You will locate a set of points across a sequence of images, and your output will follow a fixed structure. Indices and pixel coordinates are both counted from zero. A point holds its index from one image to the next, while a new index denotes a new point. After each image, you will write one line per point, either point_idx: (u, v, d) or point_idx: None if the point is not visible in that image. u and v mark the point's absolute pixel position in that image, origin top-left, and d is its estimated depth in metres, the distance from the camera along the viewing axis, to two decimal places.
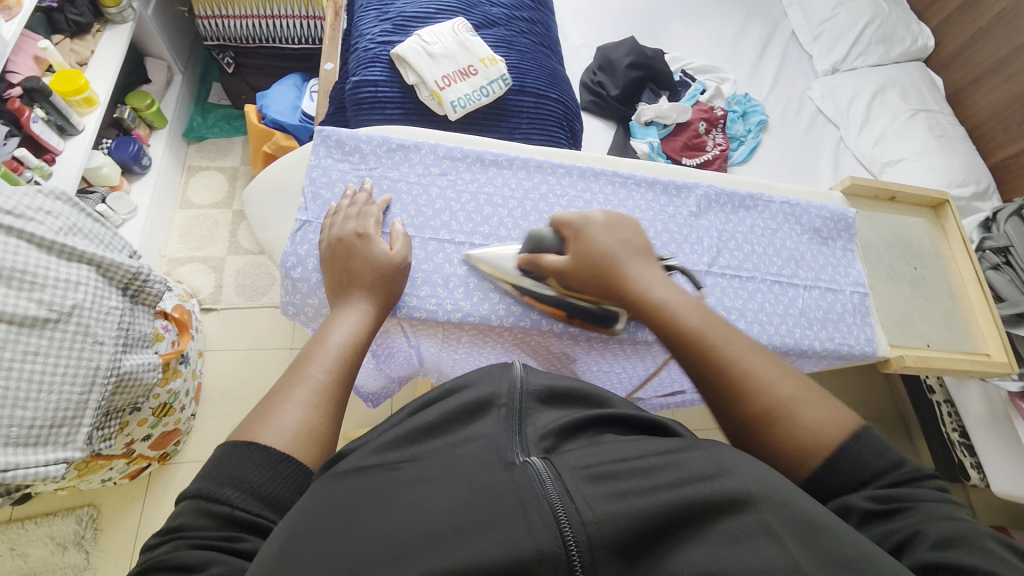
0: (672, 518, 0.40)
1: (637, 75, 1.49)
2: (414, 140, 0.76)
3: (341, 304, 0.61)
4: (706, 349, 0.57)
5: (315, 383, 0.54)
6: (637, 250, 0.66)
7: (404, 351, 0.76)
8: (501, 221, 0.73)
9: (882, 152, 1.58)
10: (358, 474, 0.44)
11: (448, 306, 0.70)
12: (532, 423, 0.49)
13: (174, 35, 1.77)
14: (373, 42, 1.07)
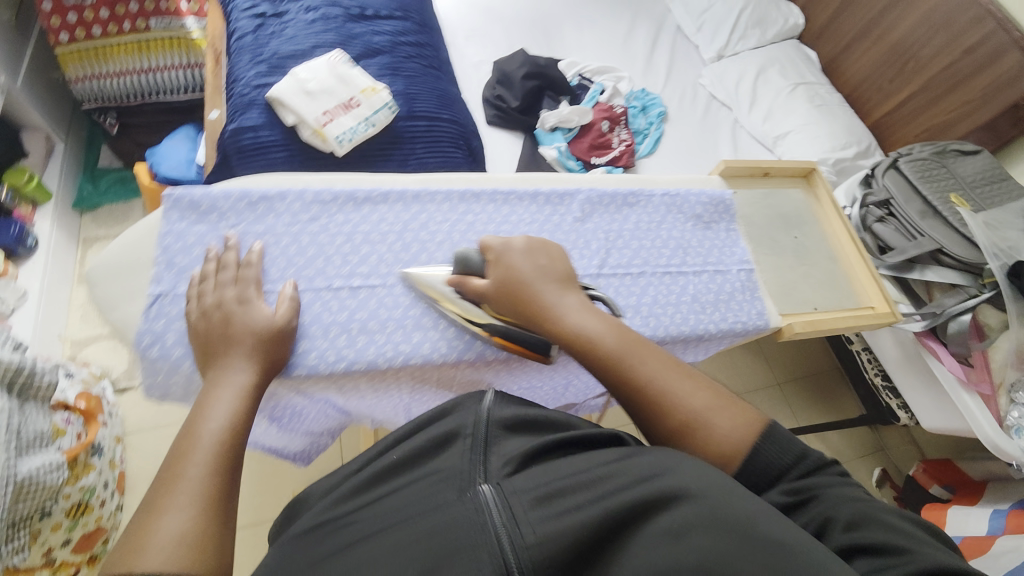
0: (611, 524, 0.42)
1: (534, 85, 1.53)
2: (276, 187, 0.72)
3: (213, 381, 0.58)
4: (627, 369, 0.57)
5: (194, 482, 0.50)
6: (551, 277, 0.63)
7: (311, 408, 0.74)
8: (380, 258, 0.71)
9: (773, 127, 1.69)
10: (328, 529, 0.48)
11: (330, 358, 0.66)
12: (494, 448, 0.53)
13: (50, 102, 1.60)
14: (249, 86, 1.03)
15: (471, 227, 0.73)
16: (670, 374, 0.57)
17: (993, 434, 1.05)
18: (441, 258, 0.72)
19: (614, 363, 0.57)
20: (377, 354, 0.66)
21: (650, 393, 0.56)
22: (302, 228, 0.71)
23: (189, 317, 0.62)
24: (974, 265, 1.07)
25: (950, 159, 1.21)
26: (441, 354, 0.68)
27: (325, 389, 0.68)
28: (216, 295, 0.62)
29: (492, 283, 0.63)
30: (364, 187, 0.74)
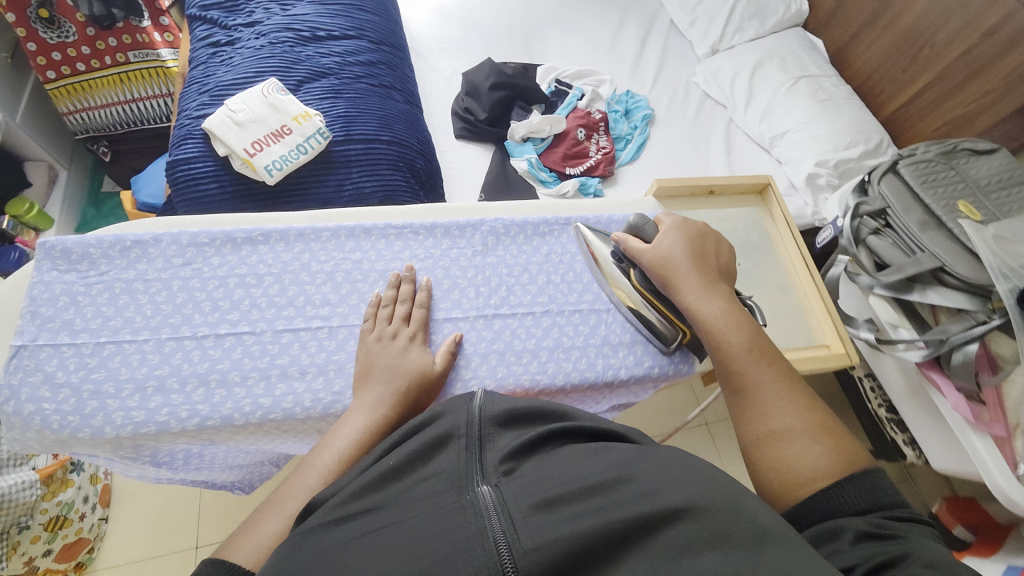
0: (614, 536, 0.40)
1: (501, 95, 1.46)
2: (151, 232, 0.72)
3: (360, 395, 0.63)
4: (750, 373, 0.63)
5: (307, 492, 0.54)
6: (705, 270, 0.72)
7: (219, 451, 0.73)
8: (254, 303, 0.71)
9: (770, 126, 1.54)
10: (318, 532, 0.44)
11: (183, 414, 0.63)
12: (492, 449, 0.50)
13: (52, 133, 1.68)
14: (190, 117, 1.04)
15: (358, 265, 0.75)
16: (780, 383, 0.62)
17: (1003, 483, 0.89)
18: (321, 299, 0.72)
19: (757, 358, 0.64)
20: (231, 410, 0.63)
21: (750, 388, 0.63)
22: (174, 274, 0.71)
23: (362, 335, 0.70)
24: (981, 286, 0.91)
25: (961, 160, 1.06)
26: (302, 409, 0.64)
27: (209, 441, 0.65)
28: (387, 322, 0.70)
29: (649, 252, 0.73)
30: (244, 228, 0.74)
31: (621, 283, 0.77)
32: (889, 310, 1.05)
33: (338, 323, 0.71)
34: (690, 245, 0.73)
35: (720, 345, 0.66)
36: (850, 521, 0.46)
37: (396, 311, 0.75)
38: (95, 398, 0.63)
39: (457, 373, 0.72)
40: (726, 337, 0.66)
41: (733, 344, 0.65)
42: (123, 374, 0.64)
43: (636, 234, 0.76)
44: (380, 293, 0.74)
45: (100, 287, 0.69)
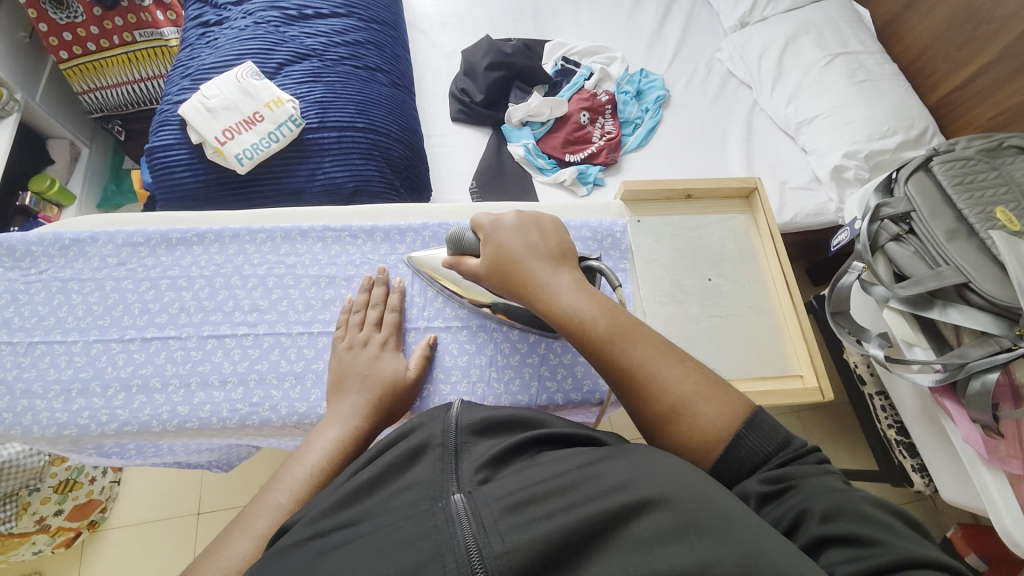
0: (589, 536, 0.38)
1: (499, 76, 1.39)
2: (90, 230, 0.71)
3: (335, 405, 0.61)
4: (618, 355, 0.53)
5: (281, 511, 0.50)
6: (547, 256, 0.61)
7: (175, 444, 0.74)
8: (183, 306, 0.68)
9: (797, 110, 1.38)
10: (287, 550, 0.39)
11: (104, 418, 0.62)
12: (464, 455, 0.47)
13: (72, 111, 1.74)
14: (169, 102, 1.03)
15: (290, 270, 0.71)
16: (653, 358, 0.53)
17: (1007, 521, 0.80)
18: (249, 304, 0.69)
19: (622, 344, 0.54)
20: (149, 416, 0.62)
21: (630, 381, 0.53)
22: (108, 274, 0.69)
23: (335, 345, 0.66)
24: (1008, 308, 0.80)
25: (1006, 158, 0.92)
26: (218, 419, 0.62)
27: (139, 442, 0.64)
28: (365, 335, 0.66)
29: (486, 262, 0.63)
30: (181, 227, 0.72)
31: (465, 284, 0.69)
32: (903, 327, 0.93)
33: (262, 331, 0.67)
34: (525, 234, 0.62)
35: (585, 341, 0.55)
36: (749, 485, 0.46)
37: (318, 320, 0.69)
38: (24, 398, 0.62)
39: None
40: (586, 331, 0.55)
41: (596, 337, 0.54)
42: (51, 375, 0.64)
43: (464, 250, 0.67)
44: (307, 301, 0.70)
45: (37, 285, 0.68)
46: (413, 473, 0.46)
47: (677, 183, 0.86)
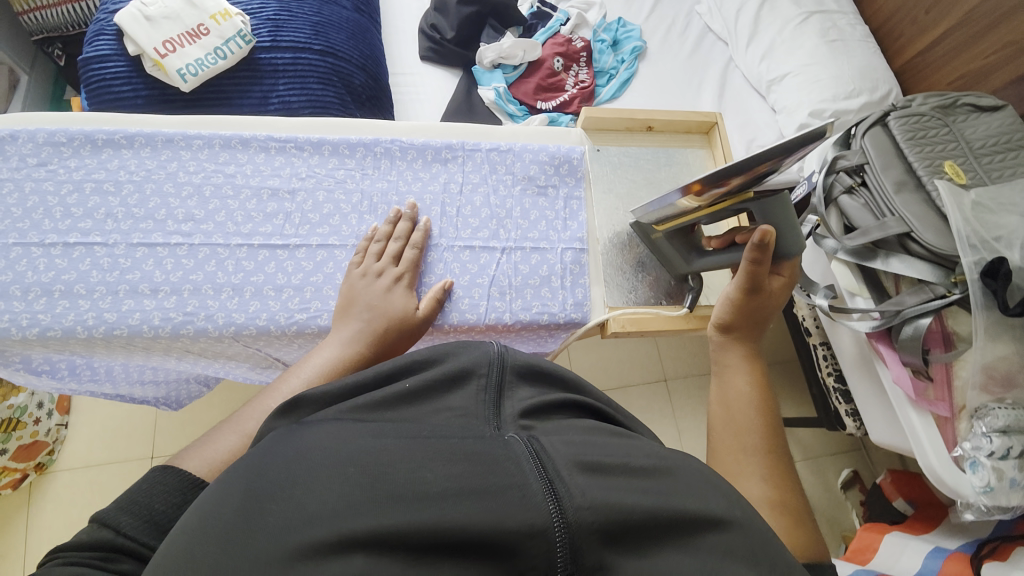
0: (655, 521, 0.35)
1: (470, 12, 1.33)
2: (8, 127, 0.65)
3: (340, 325, 0.57)
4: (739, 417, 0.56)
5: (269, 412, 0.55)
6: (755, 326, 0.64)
7: (116, 365, 0.71)
8: (108, 212, 0.64)
9: (770, 67, 1.38)
10: (331, 425, 0.38)
11: (25, 323, 0.58)
12: (509, 395, 0.44)
13: (13, 35, 1.61)
14: (106, 12, 0.94)
15: (229, 180, 0.67)
16: (766, 461, 0.52)
17: (934, 462, 0.86)
18: (183, 214, 0.65)
19: (763, 431, 0.54)
20: (74, 321, 0.59)
21: (737, 447, 0.53)
22: (27, 175, 0.64)
23: (350, 267, 0.64)
24: (945, 257, 0.83)
25: (959, 116, 0.94)
26: (149, 329, 0.60)
27: (66, 353, 0.61)
28: (376, 266, 0.63)
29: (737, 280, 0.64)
30: (108, 129, 0.67)
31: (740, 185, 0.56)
32: (848, 276, 0.98)
33: (197, 242, 0.64)
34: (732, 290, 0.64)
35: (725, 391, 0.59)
36: None
37: (260, 233, 0.66)
38: None
39: (319, 303, 0.63)
40: (735, 391, 0.58)
41: (740, 407, 0.57)
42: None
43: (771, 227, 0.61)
44: (247, 213, 0.67)
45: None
46: (458, 400, 0.43)
47: (641, 112, 0.82)
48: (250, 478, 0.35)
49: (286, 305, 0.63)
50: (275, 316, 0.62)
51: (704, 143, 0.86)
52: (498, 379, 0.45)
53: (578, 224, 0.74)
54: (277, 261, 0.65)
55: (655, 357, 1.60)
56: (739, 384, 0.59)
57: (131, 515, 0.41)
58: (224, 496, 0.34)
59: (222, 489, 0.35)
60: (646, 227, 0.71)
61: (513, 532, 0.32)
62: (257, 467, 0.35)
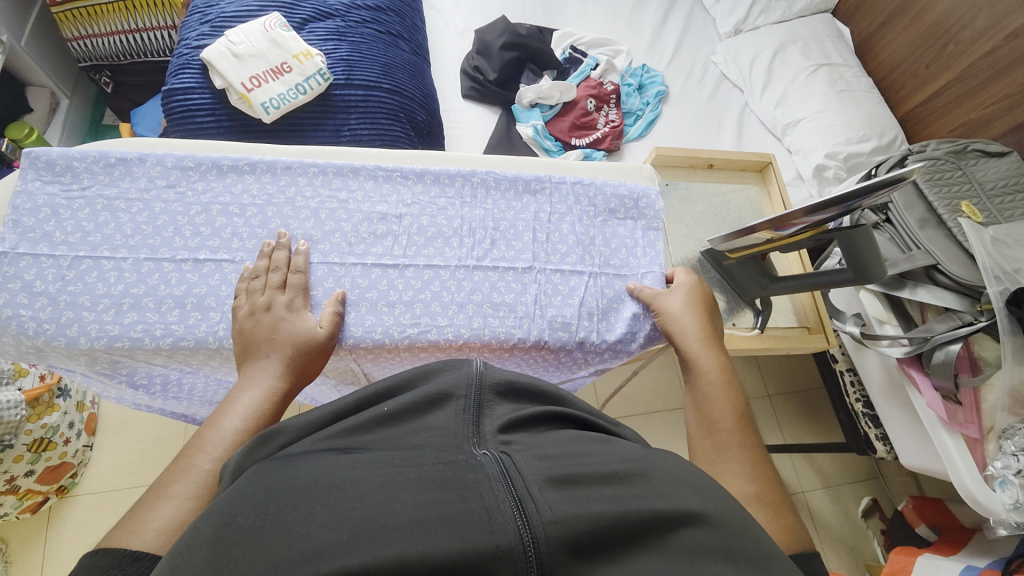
0: (630, 529, 0.33)
1: (512, 56, 1.44)
2: (139, 150, 0.64)
3: (247, 372, 0.54)
4: (711, 410, 0.56)
5: (202, 474, 0.45)
6: (710, 329, 0.63)
7: (199, 381, 0.69)
8: (235, 232, 0.62)
9: (784, 113, 1.50)
10: (306, 459, 0.36)
11: (158, 333, 0.57)
12: (488, 414, 0.42)
13: (57, 61, 1.68)
14: (188, 47, 1.01)
15: (342, 205, 0.65)
16: (743, 458, 0.50)
17: (970, 483, 0.90)
18: (302, 235, 0.63)
19: (739, 428, 0.53)
20: (206, 332, 0.57)
21: (711, 446, 0.52)
22: (156, 196, 0.62)
23: (233, 313, 0.57)
24: (972, 288, 0.90)
25: (970, 160, 1.04)
26: None
27: (188, 364, 0.60)
28: (266, 298, 0.57)
29: (674, 299, 0.65)
30: (233, 155, 0.65)
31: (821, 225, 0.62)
32: (877, 306, 1.05)
33: (316, 260, 0.62)
34: (692, 301, 0.65)
35: (701, 395, 0.57)
36: None
37: (372, 253, 0.64)
38: (71, 309, 0.57)
39: (430, 318, 0.61)
40: (710, 389, 0.57)
41: (714, 408, 0.55)
42: (100, 289, 0.58)
43: (858, 260, 0.64)
44: (359, 234, 0.64)
45: (81, 202, 0.61)
46: (434, 421, 0.42)
47: (703, 152, 0.91)
48: (219, 504, 0.34)
49: (398, 319, 0.61)
50: (358, 328, 0.60)
51: (758, 179, 0.93)
52: (475, 398, 0.43)
53: (659, 252, 0.70)
54: (388, 279, 0.62)
55: (676, 386, 1.56)
56: (716, 392, 0.57)
57: None
58: (181, 551, 0.31)
59: (181, 539, 0.32)
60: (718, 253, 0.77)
61: (479, 551, 0.29)
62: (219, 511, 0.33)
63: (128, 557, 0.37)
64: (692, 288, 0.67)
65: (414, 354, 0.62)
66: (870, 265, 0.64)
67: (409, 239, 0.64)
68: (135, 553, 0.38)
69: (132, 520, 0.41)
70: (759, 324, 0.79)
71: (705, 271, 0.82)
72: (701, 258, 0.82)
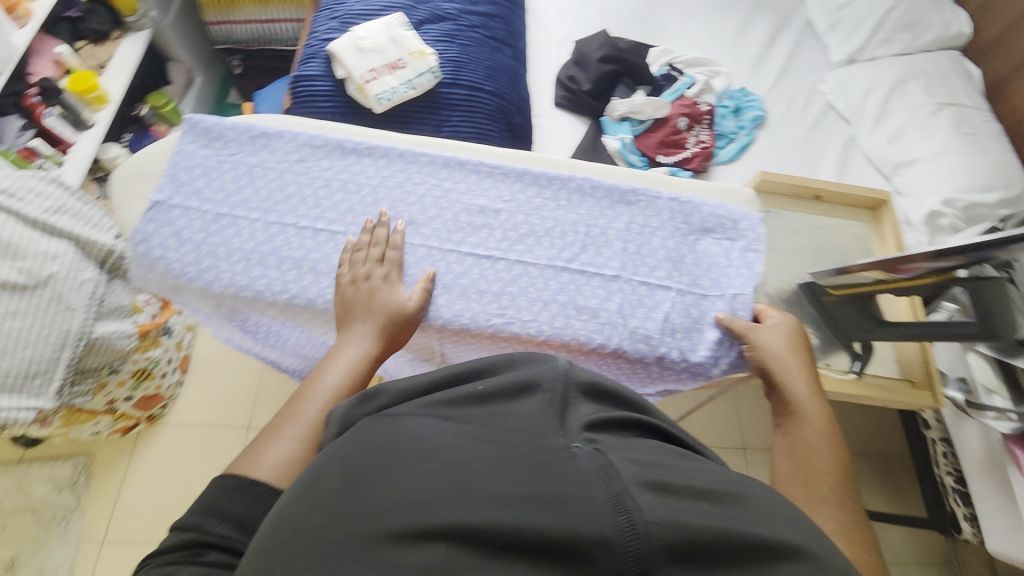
0: (729, 546, 0.33)
1: (610, 69, 1.45)
2: (279, 126, 0.71)
3: (343, 336, 0.59)
4: (808, 456, 0.56)
5: (307, 422, 0.52)
6: (811, 375, 0.62)
7: (294, 335, 0.75)
8: (350, 208, 0.67)
9: (897, 151, 1.40)
10: (413, 420, 0.40)
11: (276, 289, 0.63)
12: (575, 410, 0.43)
13: (195, 41, 1.89)
14: (318, 39, 1.12)
15: (446, 194, 0.69)
16: (839, 515, 0.51)
17: None
18: (407, 217, 0.67)
19: (837, 485, 0.53)
20: (316, 294, 0.63)
21: (806, 494, 0.52)
22: (288, 167, 0.69)
23: (337, 281, 0.63)
24: None
25: None
26: None
27: (293, 321, 0.66)
28: (365, 269, 0.62)
29: (773, 338, 0.63)
30: (355, 138, 0.71)
31: (947, 271, 0.58)
32: (986, 372, 0.92)
33: (417, 242, 0.66)
34: (792, 344, 0.64)
35: (799, 439, 0.57)
36: None
37: (467, 242, 0.67)
38: (210, 258, 0.64)
39: (515, 311, 0.63)
40: (811, 436, 0.57)
41: (812, 455, 0.56)
42: (235, 243, 0.65)
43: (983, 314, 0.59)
44: (458, 224, 0.67)
45: (228, 166, 0.68)
46: (522, 407, 0.43)
47: (808, 182, 0.87)
48: (342, 456, 0.38)
49: (485, 308, 0.63)
50: (448, 312, 0.63)
51: (869, 218, 0.87)
52: (561, 394, 0.44)
53: (753, 276, 0.67)
54: (481, 269, 0.65)
55: (735, 424, 1.48)
56: (818, 440, 0.57)
57: (213, 517, 0.42)
58: (312, 490, 0.36)
59: (312, 478, 0.37)
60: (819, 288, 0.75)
61: (584, 537, 0.31)
62: (345, 462, 0.37)
63: (247, 485, 0.45)
64: (793, 331, 0.65)
65: (493, 344, 0.65)
66: (998, 324, 0.58)
67: (505, 232, 0.67)
68: (252, 482, 0.46)
69: (256, 454, 0.50)
70: (857, 368, 0.74)
71: (800, 305, 0.78)
72: (798, 290, 0.78)
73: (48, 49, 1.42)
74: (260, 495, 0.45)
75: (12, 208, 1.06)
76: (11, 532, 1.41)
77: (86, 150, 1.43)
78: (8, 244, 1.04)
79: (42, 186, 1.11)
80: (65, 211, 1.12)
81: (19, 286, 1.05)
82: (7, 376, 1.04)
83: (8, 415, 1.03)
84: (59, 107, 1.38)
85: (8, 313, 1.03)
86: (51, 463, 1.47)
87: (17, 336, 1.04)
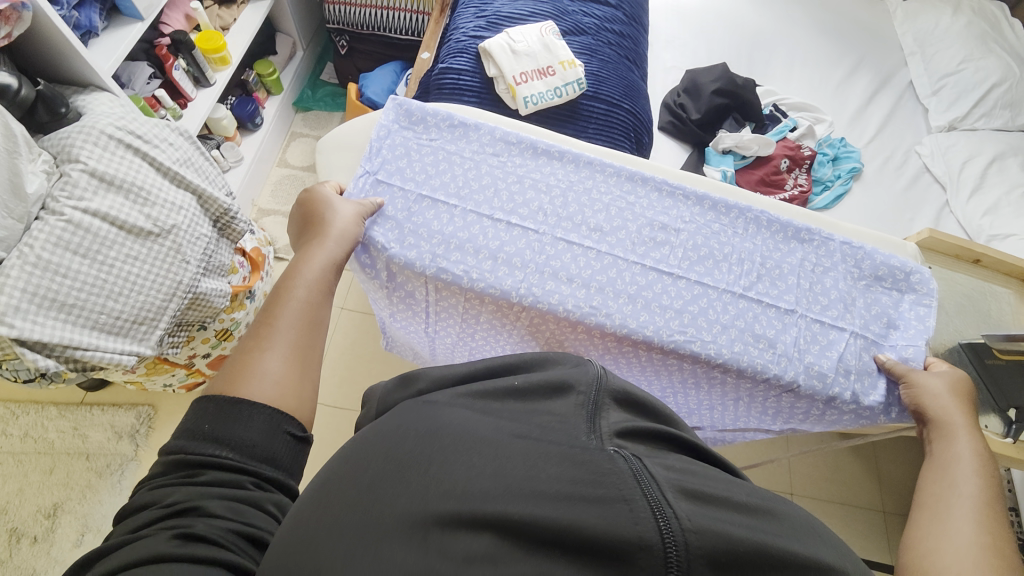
0: (764, 557, 0.38)
1: (721, 102, 1.48)
2: (474, 119, 0.85)
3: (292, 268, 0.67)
4: (945, 471, 0.60)
5: (284, 336, 0.59)
6: (970, 414, 0.65)
7: (454, 327, 0.85)
8: (540, 207, 0.79)
9: (992, 223, 1.41)
10: (456, 415, 0.48)
11: (472, 275, 0.74)
12: (603, 415, 0.50)
13: (304, 15, 1.93)
14: (465, 36, 1.15)
15: (630, 207, 0.79)
16: (977, 511, 0.53)
17: None
18: (593, 224, 0.78)
19: (986, 489, 0.55)
20: (511, 286, 0.73)
21: (943, 496, 0.57)
22: (484, 159, 0.82)
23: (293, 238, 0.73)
24: None
25: None
26: (564, 309, 0.72)
27: (485, 307, 0.76)
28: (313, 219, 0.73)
29: (936, 379, 0.69)
30: (546, 141, 0.84)
31: None
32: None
33: (603, 249, 0.76)
34: (956, 390, 0.68)
35: (939, 461, 0.62)
36: None
37: (649, 256, 0.77)
38: (413, 237, 0.75)
39: (696, 330, 0.71)
40: (953, 457, 0.61)
41: (950, 471, 0.59)
42: (441, 228, 0.76)
43: None
44: (642, 238, 0.77)
45: (428, 150, 0.82)
46: (554, 408, 0.50)
47: (971, 246, 0.96)
48: (399, 439, 0.45)
49: (668, 323, 0.72)
50: (636, 323, 0.71)
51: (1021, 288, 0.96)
52: (595, 398, 0.51)
53: (924, 329, 0.75)
54: (663, 285, 0.74)
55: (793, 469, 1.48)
56: (965, 462, 0.59)
57: (195, 439, 0.48)
58: (373, 468, 0.43)
59: (383, 455, 0.44)
60: (984, 349, 0.83)
61: (620, 537, 0.37)
62: (400, 446, 0.45)
63: (230, 406, 0.50)
64: (964, 380, 0.69)
65: (665, 358, 0.73)
66: None
67: (688, 247, 0.77)
68: (234, 402, 0.50)
69: (241, 374, 0.54)
70: (1015, 432, 0.79)
71: (960, 364, 0.85)
72: (958, 349, 0.86)
73: (183, 3, 1.41)
74: (239, 415, 0.49)
75: (144, 152, 1.02)
76: (64, 472, 1.40)
77: (201, 108, 1.46)
78: (134, 189, 0.98)
79: (170, 136, 1.09)
80: (189, 164, 1.11)
81: (145, 231, 0.98)
82: (114, 317, 0.95)
83: (103, 355, 0.93)
84: (184, 61, 1.39)
85: (127, 257, 0.96)
86: (113, 409, 1.47)
87: (133, 280, 0.97)
